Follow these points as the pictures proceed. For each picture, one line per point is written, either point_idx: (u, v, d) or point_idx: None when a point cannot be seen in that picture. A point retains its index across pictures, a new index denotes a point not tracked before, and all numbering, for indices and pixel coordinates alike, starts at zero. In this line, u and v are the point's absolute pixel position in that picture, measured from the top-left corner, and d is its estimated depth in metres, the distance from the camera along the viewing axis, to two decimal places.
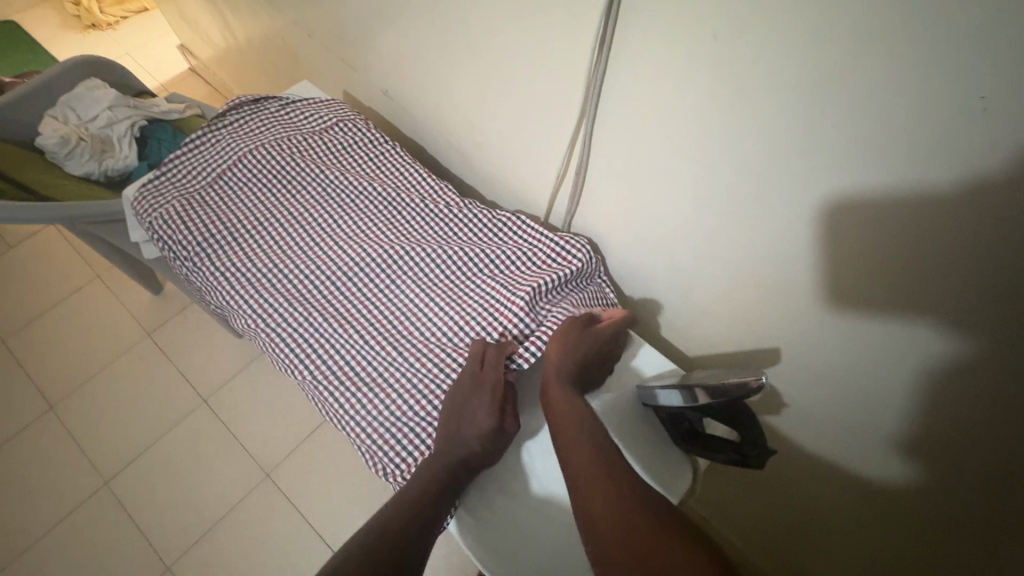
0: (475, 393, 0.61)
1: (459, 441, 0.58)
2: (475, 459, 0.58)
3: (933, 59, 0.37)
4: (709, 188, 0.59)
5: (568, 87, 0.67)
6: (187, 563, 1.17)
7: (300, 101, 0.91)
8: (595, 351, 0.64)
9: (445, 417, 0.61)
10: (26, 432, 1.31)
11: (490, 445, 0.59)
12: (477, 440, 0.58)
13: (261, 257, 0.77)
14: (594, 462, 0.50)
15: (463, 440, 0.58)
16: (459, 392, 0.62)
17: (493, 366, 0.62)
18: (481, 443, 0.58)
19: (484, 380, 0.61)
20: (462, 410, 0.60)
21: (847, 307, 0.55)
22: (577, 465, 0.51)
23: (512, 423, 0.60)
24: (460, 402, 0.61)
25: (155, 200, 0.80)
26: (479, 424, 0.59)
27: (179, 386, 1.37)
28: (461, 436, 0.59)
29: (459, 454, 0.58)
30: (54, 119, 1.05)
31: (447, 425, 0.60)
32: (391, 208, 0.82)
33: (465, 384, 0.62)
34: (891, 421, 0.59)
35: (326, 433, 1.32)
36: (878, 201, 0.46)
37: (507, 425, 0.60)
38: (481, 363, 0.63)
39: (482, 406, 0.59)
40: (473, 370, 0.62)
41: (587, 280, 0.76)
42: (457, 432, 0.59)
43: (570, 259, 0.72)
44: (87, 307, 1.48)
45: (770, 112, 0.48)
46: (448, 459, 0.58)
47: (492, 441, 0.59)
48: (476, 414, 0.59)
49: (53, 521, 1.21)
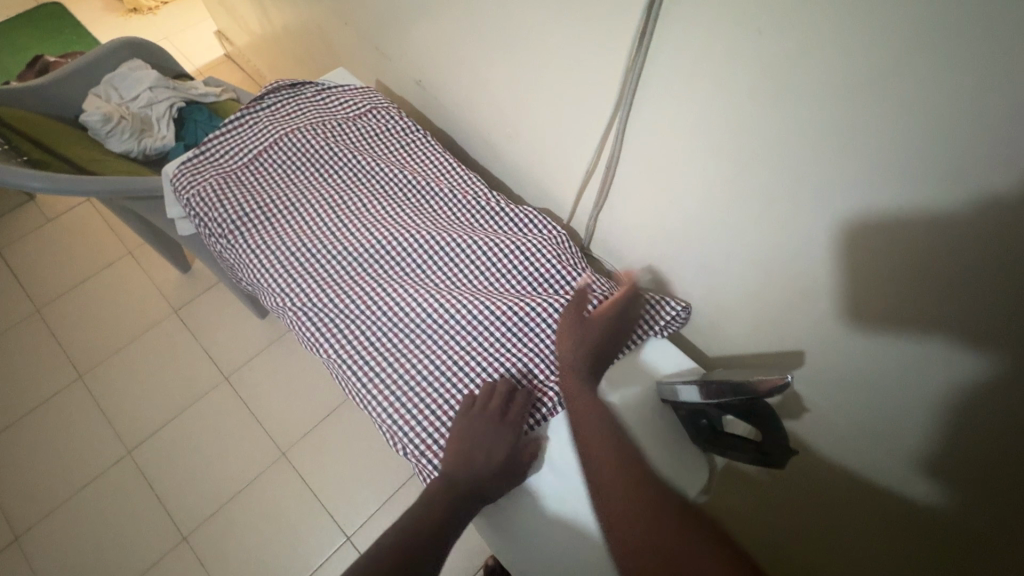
0: (500, 431, 0.60)
1: (476, 468, 0.58)
2: (492, 491, 0.58)
3: (982, 63, 0.36)
4: (739, 187, 0.59)
5: (602, 83, 0.67)
6: (203, 534, 1.20)
7: (335, 88, 0.92)
8: (603, 332, 0.64)
9: (462, 445, 0.60)
10: (56, 399, 1.36)
11: (506, 477, 0.59)
12: (493, 471, 0.58)
13: (291, 237, 0.78)
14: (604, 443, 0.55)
15: (482, 471, 0.58)
16: (480, 423, 0.60)
17: (519, 406, 0.63)
18: (497, 474, 0.58)
19: (511, 418, 0.61)
20: (479, 440, 0.59)
21: (873, 314, 0.54)
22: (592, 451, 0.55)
23: (525, 458, 0.61)
24: (484, 437, 0.59)
25: (193, 177, 0.82)
26: (498, 455, 0.59)
27: (203, 363, 1.41)
28: (476, 465, 0.58)
29: (472, 483, 0.57)
30: (97, 97, 1.09)
31: (462, 452, 0.59)
32: (420, 195, 0.83)
33: (492, 422, 0.60)
34: (913, 432, 0.58)
35: (342, 416, 1.35)
36: (912, 206, 0.45)
37: (522, 459, 0.60)
38: (508, 402, 0.63)
39: (503, 438, 0.60)
40: (501, 410, 0.62)
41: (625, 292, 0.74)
42: (475, 467, 0.58)
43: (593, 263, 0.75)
44: (118, 282, 1.52)
45: (808, 111, 0.48)
46: (467, 487, 0.57)
47: (507, 472, 0.59)
48: (497, 447, 0.59)
49: (78, 485, 1.25)
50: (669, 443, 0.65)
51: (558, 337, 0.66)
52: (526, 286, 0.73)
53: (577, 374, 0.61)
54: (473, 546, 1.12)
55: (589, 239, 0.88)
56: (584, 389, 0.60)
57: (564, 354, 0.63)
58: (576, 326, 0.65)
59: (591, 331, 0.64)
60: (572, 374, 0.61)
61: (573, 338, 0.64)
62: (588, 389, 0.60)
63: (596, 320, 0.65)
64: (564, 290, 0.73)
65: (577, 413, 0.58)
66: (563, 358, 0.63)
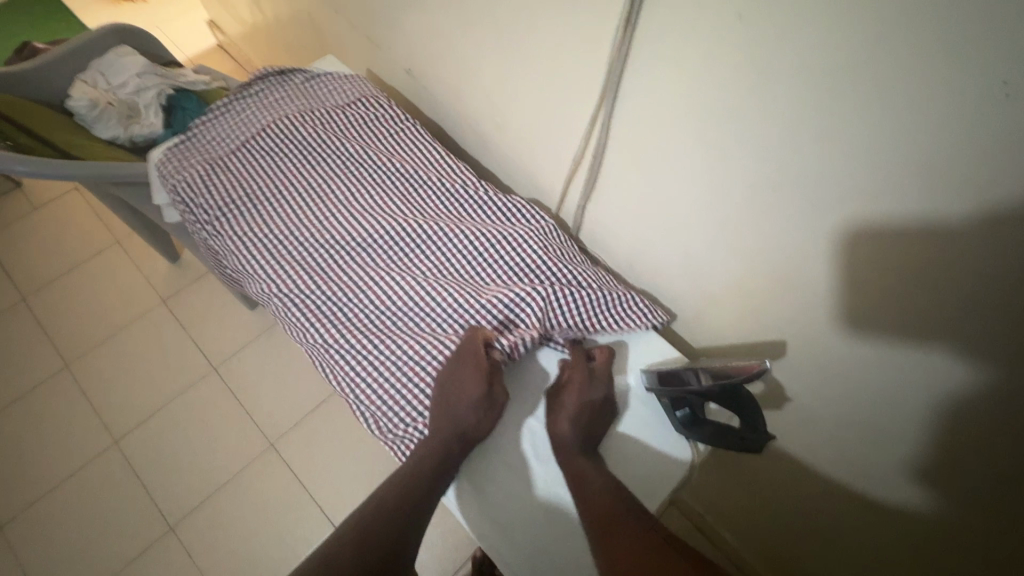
0: (458, 373, 0.62)
1: (451, 417, 0.60)
2: (473, 430, 0.61)
3: (966, 44, 0.36)
4: (722, 176, 0.60)
5: (590, 71, 0.67)
6: (190, 525, 1.20)
7: (325, 75, 0.91)
8: (588, 402, 0.63)
9: (438, 394, 0.62)
10: (41, 389, 1.34)
11: (480, 413, 0.61)
12: (468, 411, 0.60)
13: (278, 226, 0.77)
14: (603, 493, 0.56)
15: (458, 416, 0.60)
16: (443, 375, 0.63)
17: (472, 341, 0.64)
18: (472, 413, 0.60)
19: (467, 353, 0.63)
20: (448, 388, 0.62)
21: (853, 302, 0.55)
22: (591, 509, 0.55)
23: (500, 391, 0.63)
24: (447, 385, 0.62)
25: (180, 164, 0.81)
26: (467, 396, 0.60)
27: (191, 353, 1.40)
28: (450, 411, 0.60)
29: (453, 429, 0.60)
30: (85, 83, 1.08)
31: (438, 408, 0.61)
32: (408, 185, 0.82)
33: (451, 368, 0.63)
34: (893, 419, 0.59)
35: (331, 409, 1.34)
36: (894, 189, 0.45)
37: (497, 393, 0.62)
38: (464, 343, 0.65)
39: (467, 378, 0.61)
40: (456, 353, 0.64)
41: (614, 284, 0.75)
42: (448, 411, 0.60)
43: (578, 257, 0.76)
44: (106, 271, 1.51)
45: (794, 97, 0.48)
46: (448, 433, 0.59)
47: (480, 407, 0.61)
48: (461, 387, 0.61)
49: (63, 475, 1.25)
50: (652, 431, 0.66)
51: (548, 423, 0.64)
52: (513, 277, 0.73)
53: (575, 452, 0.60)
54: (461, 538, 1.12)
55: (577, 230, 0.88)
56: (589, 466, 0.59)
57: (556, 439, 0.62)
58: (555, 409, 0.64)
59: (569, 406, 0.63)
60: (568, 455, 0.60)
61: (558, 419, 0.63)
62: (591, 462, 0.59)
63: (567, 394, 0.64)
64: (551, 279, 0.73)
65: (581, 485, 0.57)
66: (556, 444, 0.62)
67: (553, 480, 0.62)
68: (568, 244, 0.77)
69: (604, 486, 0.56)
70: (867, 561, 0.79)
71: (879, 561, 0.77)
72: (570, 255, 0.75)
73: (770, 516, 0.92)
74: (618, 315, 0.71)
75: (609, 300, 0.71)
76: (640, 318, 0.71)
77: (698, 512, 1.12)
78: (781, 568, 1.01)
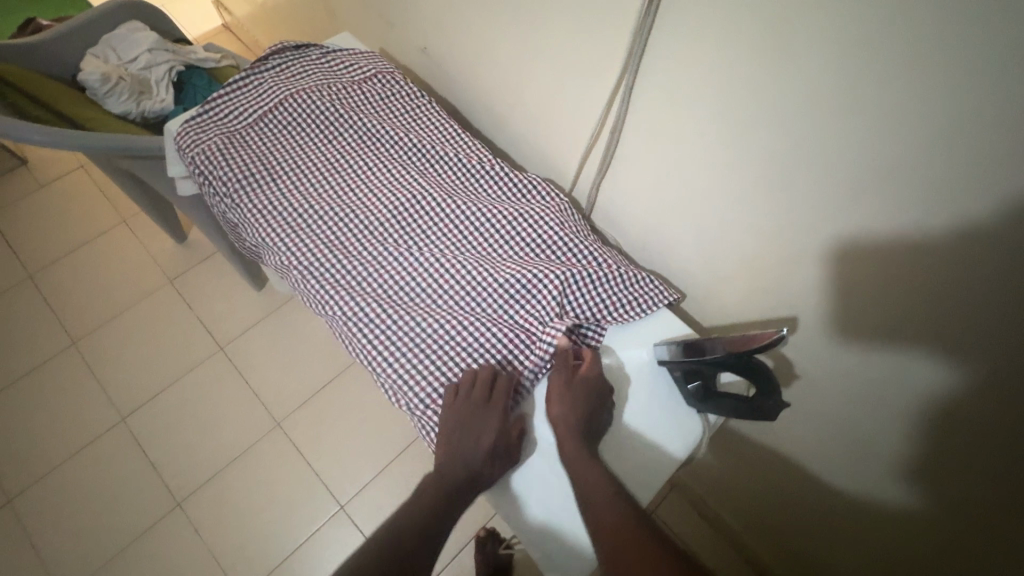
0: (482, 417, 0.60)
1: (468, 464, 0.58)
2: (484, 478, 0.59)
3: (983, 16, 0.37)
4: (739, 153, 0.60)
5: (610, 49, 0.67)
6: (198, 500, 1.22)
7: (341, 51, 0.91)
8: (595, 399, 0.62)
9: (452, 432, 0.60)
10: (49, 365, 1.35)
11: (495, 464, 0.60)
12: (484, 459, 0.59)
13: (296, 199, 0.77)
14: (607, 496, 0.54)
15: (472, 461, 0.58)
16: (463, 411, 0.60)
17: (502, 386, 0.63)
18: (489, 462, 0.59)
19: (495, 400, 0.61)
20: (466, 428, 0.60)
21: (864, 279, 0.56)
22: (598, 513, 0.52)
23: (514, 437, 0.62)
24: (466, 427, 0.60)
25: (197, 136, 0.81)
26: (487, 444, 0.59)
27: (198, 332, 1.41)
28: (467, 456, 0.59)
29: (467, 475, 0.58)
30: (96, 58, 1.07)
31: (455, 449, 0.59)
32: (425, 161, 0.82)
33: (473, 410, 0.60)
34: (897, 395, 0.60)
35: (337, 389, 1.35)
36: (907, 164, 0.46)
37: (514, 445, 0.61)
38: (491, 385, 0.62)
39: (491, 425, 0.60)
40: (482, 396, 0.61)
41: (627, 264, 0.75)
42: (464, 456, 0.59)
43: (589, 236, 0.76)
44: (113, 250, 1.51)
45: (816, 73, 0.48)
46: (461, 480, 0.58)
47: (497, 458, 0.60)
48: (483, 434, 0.59)
49: (71, 450, 1.26)
50: (663, 406, 0.66)
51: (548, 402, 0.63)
52: (530, 256, 0.74)
53: (575, 440, 0.59)
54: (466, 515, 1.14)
55: (590, 210, 0.89)
56: (592, 468, 0.56)
57: (557, 421, 0.61)
58: (560, 393, 0.62)
59: (577, 393, 0.62)
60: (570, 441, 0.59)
61: (560, 407, 0.61)
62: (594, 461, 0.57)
63: (577, 382, 0.63)
64: (565, 257, 0.73)
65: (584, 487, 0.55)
66: (557, 426, 0.60)
67: (547, 459, 0.63)
68: (581, 223, 0.77)
69: (607, 488, 0.54)
70: (865, 539, 0.81)
71: (878, 538, 0.78)
72: (581, 234, 0.75)
73: (773, 497, 0.94)
74: (636, 297, 0.71)
75: (626, 281, 0.72)
76: (653, 297, 0.71)
77: (701, 494, 1.14)
78: (780, 548, 1.03)
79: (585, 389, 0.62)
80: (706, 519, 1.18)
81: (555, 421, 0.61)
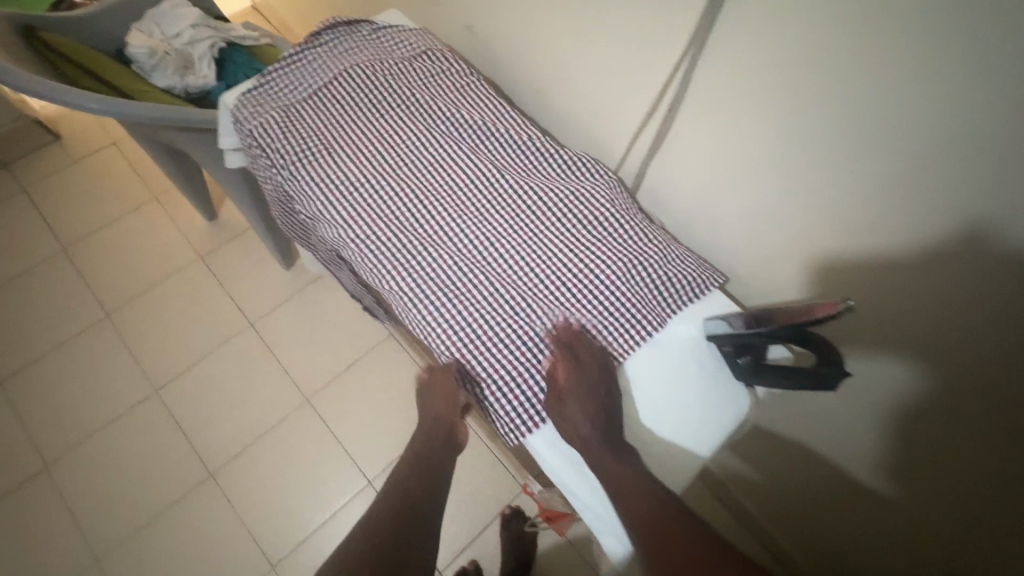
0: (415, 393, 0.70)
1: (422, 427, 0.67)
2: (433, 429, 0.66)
3: None
4: (799, 134, 0.61)
5: (666, 30, 0.67)
6: (229, 472, 1.24)
7: (392, 28, 0.92)
8: (587, 399, 0.61)
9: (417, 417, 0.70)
10: (85, 336, 1.38)
11: (432, 411, 0.66)
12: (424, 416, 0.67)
13: (352, 172, 0.79)
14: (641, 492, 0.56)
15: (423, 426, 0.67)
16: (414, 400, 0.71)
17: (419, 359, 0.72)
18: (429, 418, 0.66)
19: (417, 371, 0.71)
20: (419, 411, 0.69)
21: (919, 261, 0.56)
22: (630, 506, 0.55)
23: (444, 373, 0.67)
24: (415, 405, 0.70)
25: (255, 109, 0.82)
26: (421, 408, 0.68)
27: (227, 309, 1.43)
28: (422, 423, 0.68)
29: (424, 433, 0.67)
30: (141, 33, 1.09)
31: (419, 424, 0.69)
32: (476, 137, 0.83)
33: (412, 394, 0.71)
34: (942, 379, 0.60)
35: (362, 369, 1.37)
36: (974, 144, 0.47)
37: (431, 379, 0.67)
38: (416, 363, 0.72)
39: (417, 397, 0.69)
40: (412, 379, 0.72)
41: (675, 243, 0.76)
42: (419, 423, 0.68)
43: (638, 216, 0.77)
44: (143, 226, 1.53)
45: (886, 52, 0.49)
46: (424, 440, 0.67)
47: (432, 406, 0.66)
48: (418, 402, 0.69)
49: (106, 420, 1.29)
50: (711, 382, 0.67)
51: (557, 427, 0.62)
52: (581, 232, 0.75)
53: (608, 445, 0.59)
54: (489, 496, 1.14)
55: (635, 189, 0.89)
56: (626, 465, 0.58)
57: (579, 441, 0.60)
58: (561, 415, 0.61)
59: (573, 408, 0.60)
60: (622, 444, 0.60)
61: (565, 427, 0.61)
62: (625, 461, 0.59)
63: (568, 399, 0.61)
64: (616, 234, 0.75)
65: (616, 481, 0.57)
66: (581, 445, 0.60)
67: None
68: (632, 203, 0.79)
69: (641, 482, 0.57)
70: (895, 525, 0.81)
71: (908, 525, 0.79)
72: (630, 213, 0.76)
73: (800, 483, 0.95)
74: (691, 277, 0.72)
75: (678, 261, 0.73)
76: (705, 275, 0.72)
77: (722, 481, 1.15)
78: (804, 537, 1.04)
79: (573, 398, 0.61)
80: (725, 505, 1.19)
81: (570, 440, 0.60)
